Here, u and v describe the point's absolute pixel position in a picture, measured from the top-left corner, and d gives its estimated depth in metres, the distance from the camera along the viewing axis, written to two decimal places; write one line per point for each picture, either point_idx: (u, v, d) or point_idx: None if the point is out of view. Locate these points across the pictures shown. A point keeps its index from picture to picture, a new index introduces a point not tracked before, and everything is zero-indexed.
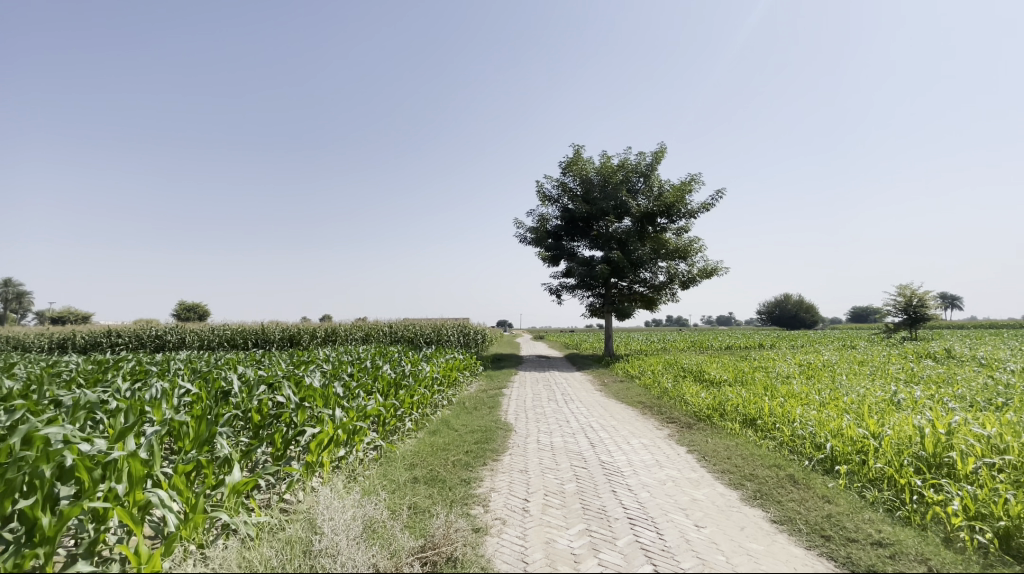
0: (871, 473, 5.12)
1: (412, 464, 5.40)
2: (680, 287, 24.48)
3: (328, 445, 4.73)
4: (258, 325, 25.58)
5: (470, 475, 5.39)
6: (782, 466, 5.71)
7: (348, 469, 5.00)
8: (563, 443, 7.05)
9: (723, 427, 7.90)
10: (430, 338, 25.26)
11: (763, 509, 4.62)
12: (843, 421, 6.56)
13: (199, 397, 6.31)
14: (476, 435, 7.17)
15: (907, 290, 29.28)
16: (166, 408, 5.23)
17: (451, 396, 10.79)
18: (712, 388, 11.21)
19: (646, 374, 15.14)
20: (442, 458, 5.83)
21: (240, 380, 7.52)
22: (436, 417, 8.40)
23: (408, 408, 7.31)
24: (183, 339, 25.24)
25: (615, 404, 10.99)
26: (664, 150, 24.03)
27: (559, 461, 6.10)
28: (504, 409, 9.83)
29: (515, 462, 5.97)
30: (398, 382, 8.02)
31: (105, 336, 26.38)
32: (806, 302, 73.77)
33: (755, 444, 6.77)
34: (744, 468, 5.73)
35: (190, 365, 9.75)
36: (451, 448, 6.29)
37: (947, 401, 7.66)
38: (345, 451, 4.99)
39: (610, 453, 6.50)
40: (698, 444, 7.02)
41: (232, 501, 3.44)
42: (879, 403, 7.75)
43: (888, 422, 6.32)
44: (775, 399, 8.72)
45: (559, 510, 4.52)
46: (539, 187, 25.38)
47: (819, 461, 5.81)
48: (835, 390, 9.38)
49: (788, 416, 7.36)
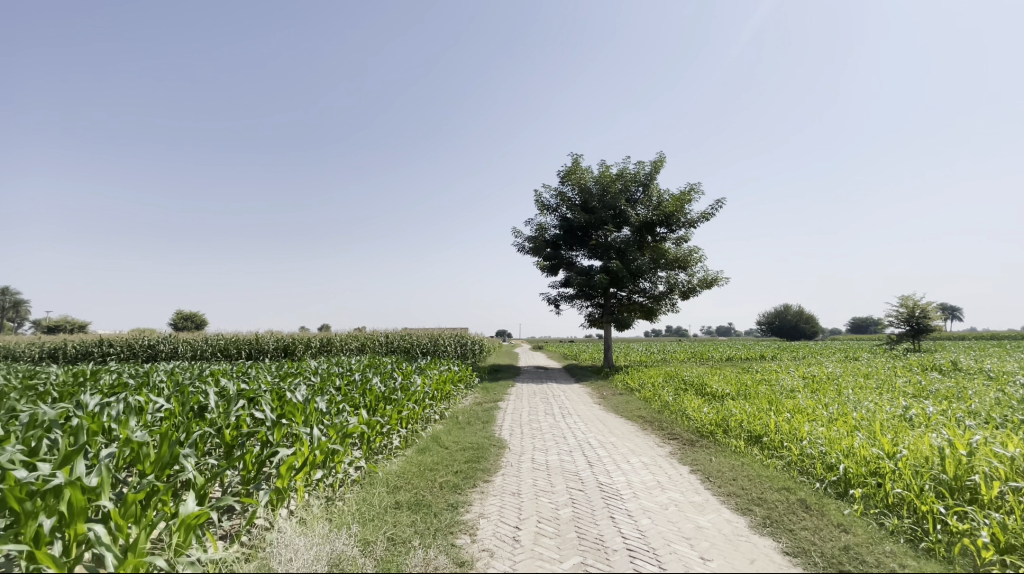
0: (887, 498, 4.78)
1: (396, 487, 5.04)
2: (680, 297, 24.14)
3: (301, 468, 4.41)
4: (252, 335, 25.20)
5: (458, 499, 5.02)
6: (792, 488, 5.33)
7: (326, 494, 4.68)
8: (559, 462, 6.68)
9: (728, 444, 7.53)
10: (426, 349, 24.89)
11: (774, 539, 4.25)
12: (855, 440, 6.19)
13: (172, 413, 5.97)
14: (467, 454, 6.79)
15: (910, 300, 28.92)
16: (132, 426, 4.90)
17: (444, 410, 10.39)
18: (714, 402, 10.85)
19: (647, 387, 14.77)
20: (428, 479, 5.47)
21: (219, 395, 7.14)
22: (426, 433, 8.02)
23: (395, 424, 6.95)
24: (176, 349, 24.88)
25: (615, 418, 10.59)
26: (664, 160, 23.86)
27: (554, 483, 5.72)
28: (498, 424, 9.42)
29: (508, 485, 5.60)
30: (386, 396, 7.62)
31: (97, 345, 25.95)
32: (805, 313, 73.49)
33: (761, 463, 6.40)
34: (752, 491, 5.36)
35: (172, 377, 9.37)
36: (440, 469, 5.91)
37: (960, 418, 7.28)
38: (322, 474, 4.67)
39: (609, 474, 6.13)
40: (701, 463, 6.65)
41: (181, 537, 3.15)
42: (891, 419, 7.36)
43: (903, 441, 5.97)
44: (781, 415, 8.31)
45: (552, 540, 4.16)
46: (538, 196, 25.19)
47: (831, 483, 5.44)
48: (842, 404, 8.98)
49: (795, 433, 7.00)
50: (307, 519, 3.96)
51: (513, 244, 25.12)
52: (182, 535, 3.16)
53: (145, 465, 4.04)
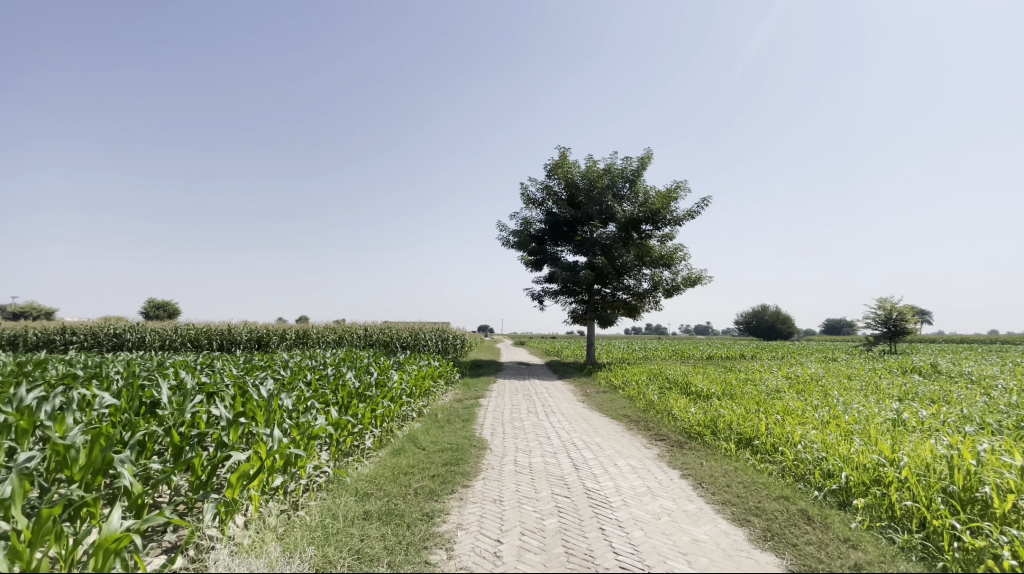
0: (891, 509, 4.57)
1: (366, 494, 4.58)
2: (664, 295, 24.00)
3: (256, 476, 3.93)
4: (224, 325, 24.34)
5: (434, 507, 4.60)
6: (791, 498, 5.01)
7: (288, 507, 4.20)
8: (542, 465, 6.27)
9: (718, 447, 7.22)
10: (407, 343, 24.30)
11: (777, 555, 3.92)
12: (853, 446, 5.92)
13: (117, 409, 5.39)
14: (445, 456, 6.33)
15: (888, 303, 29.29)
16: (68, 425, 4.35)
17: (422, 408, 9.95)
18: (700, 401, 10.61)
19: (631, 385, 14.48)
20: (402, 485, 5.00)
21: (175, 389, 6.54)
22: (402, 432, 7.57)
23: (368, 423, 6.47)
24: (142, 339, 23.84)
25: (599, 417, 10.25)
26: (652, 156, 23.62)
27: (539, 489, 5.32)
28: (479, 423, 9.04)
29: (488, 490, 5.18)
30: (359, 392, 7.11)
31: (59, 333, 24.68)
32: (782, 313, 74.65)
33: (755, 469, 6.10)
34: (749, 499, 5.04)
35: (128, 368, 8.73)
36: (414, 473, 5.46)
37: (954, 423, 7.10)
38: (284, 480, 4.21)
39: (596, 479, 5.73)
40: (691, 467, 6.33)
41: (98, 564, 2.68)
42: (885, 424, 7.16)
43: (903, 448, 5.74)
44: (772, 417, 8.05)
45: (537, 556, 3.76)
46: (524, 189, 24.72)
47: (830, 491, 5.15)
48: (832, 407, 8.78)
49: (789, 437, 6.69)
50: (259, 541, 3.48)
51: (498, 238, 24.66)
52: (100, 560, 2.68)
53: (72, 471, 3.51)
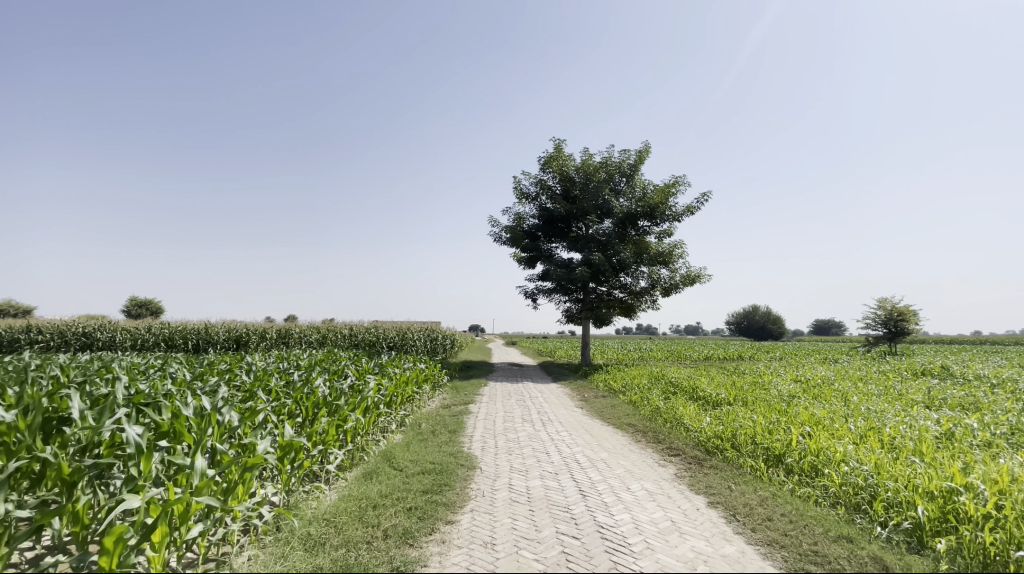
0: (985, 553, 3.64)
1: (316, 545, 3.52)
2: (661, 294, 23.10)
3: (157, 527, 2.91)
4: (202, 325, 23.13)
5: (406, 556, 3.55)
6: (855, 539, 4.03)
7: (207, 567, 3.18)
8: (542, 491, 5.25)
9: (743, 466, 6.27)
10: (393, 344, 23.19)
11: None
12: (912, 468, 4.96)
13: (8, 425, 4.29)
14: (426, 480, 5.31)
15: (887, 303, 28.69)
16: None
17: (404, 417, 8.94)
18: (712, 409, 9.62)
19: (632, 389, 13.50)
20: (366, 526, 3.95)
21: (99, 397, 5.46)
22: (376, 451, 6.51)
23: (333, 440, 5.42)
24: (112, 338, 22.49)
25: (601, 427, 9.23)
26: (649, 150, 22.75)
27: (540, 526, 4.30)
28: (469, 434, 8.00)
29: (478, 529, 4.17)
30: (326, 402, 6.03)
31: (25, 333, 23.28)
32: (773, 314, 74.52)
33: (795, 496, 5.12)
34: (801, 539, 4.06)
35: (62, 372, 7.61)
36: (387, 506, 4.43)
37: (1012, 439, 6.16)
38: (204, 528, 3.20)
39: (608, 511, 4.72)
40: (718, 492, 5.36)
41: None
42: (932, 437, 6.25)
43: (975, 471, 4.77)
44: (801, 429, 7.05)
45: None
46: (517, 183, 23.74)
47: (899, 529, 4.18)
48: (864, 417, 7.82)
49: (831, 456, 5.70)
50: None
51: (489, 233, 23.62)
52: None
53: None
